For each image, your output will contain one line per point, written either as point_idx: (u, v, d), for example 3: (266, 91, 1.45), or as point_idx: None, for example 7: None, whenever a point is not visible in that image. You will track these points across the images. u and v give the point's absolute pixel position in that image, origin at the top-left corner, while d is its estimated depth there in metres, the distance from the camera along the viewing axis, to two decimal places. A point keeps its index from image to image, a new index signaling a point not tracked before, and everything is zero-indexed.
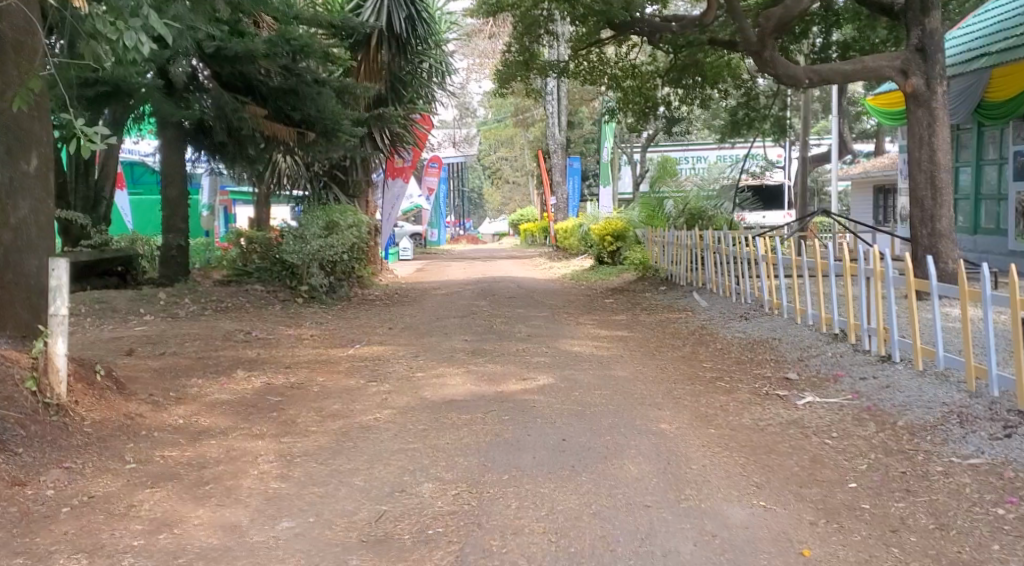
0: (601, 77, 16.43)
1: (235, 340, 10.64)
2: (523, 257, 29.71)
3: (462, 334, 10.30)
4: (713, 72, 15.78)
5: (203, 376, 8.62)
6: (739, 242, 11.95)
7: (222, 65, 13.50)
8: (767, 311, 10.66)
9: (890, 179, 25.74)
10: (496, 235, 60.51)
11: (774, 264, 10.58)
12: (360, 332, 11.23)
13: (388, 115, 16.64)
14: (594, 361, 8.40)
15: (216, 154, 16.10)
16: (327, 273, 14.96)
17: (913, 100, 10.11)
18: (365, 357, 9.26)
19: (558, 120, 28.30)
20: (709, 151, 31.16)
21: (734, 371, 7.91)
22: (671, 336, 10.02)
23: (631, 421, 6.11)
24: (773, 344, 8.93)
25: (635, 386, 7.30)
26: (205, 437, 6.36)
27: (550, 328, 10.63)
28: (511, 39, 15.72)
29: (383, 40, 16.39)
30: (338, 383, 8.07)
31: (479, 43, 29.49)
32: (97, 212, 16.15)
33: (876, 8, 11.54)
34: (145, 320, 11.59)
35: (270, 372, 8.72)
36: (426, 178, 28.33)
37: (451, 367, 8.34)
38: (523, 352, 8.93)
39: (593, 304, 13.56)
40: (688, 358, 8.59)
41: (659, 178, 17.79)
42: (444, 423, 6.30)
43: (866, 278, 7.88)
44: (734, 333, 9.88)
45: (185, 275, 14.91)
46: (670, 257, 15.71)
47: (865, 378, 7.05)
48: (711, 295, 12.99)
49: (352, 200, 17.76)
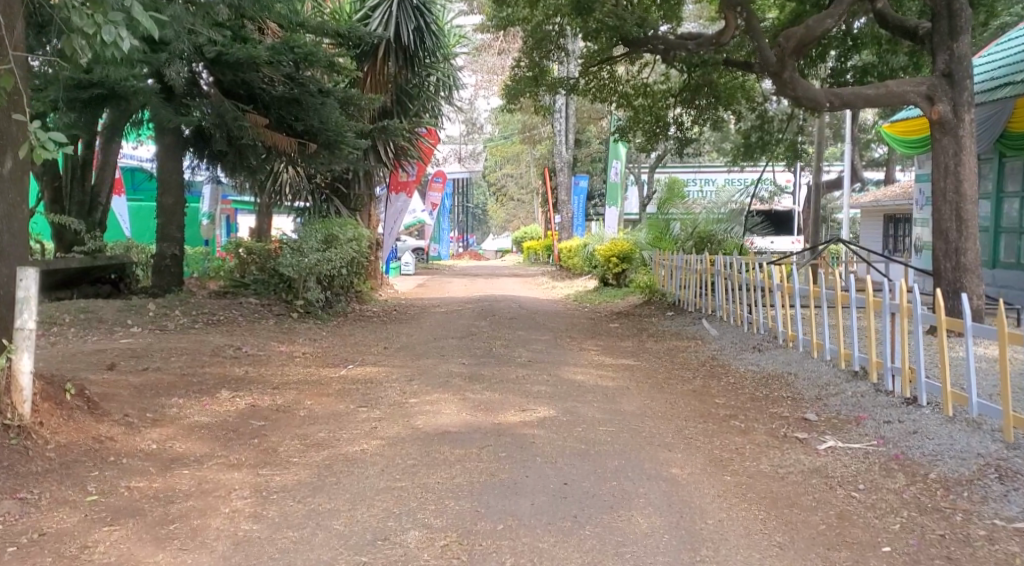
0: (612, 95, 16.06)
1: (224, 356, 10.19)
2: (526, 275, 29.25)
3: (460, 357, 9.85)
4: (727, 93, 15.37)
5: (184, 395, 8.16)
6: (752, 268, 11.49)
7: (223, 72, 13.09)
8: (781, 344, 10.21)
9: (901, 209, 25.39)
10: (500, 252, 59.98)
11: (790, 294, 10.13)
12: (354, 351, 10.76)
13: (392, 128, 15.98)
14: (599, 392, 7.91)
15: (215, 161, 15.69)
16: (324, 287, 14.52)
17: (939, 128, 9.65)
18: (357, 379, 8.78)
19: (565, 139, 27.90)
20: (718, 175, 30.77)
21: (747, 409, 7.43)
22: (680, 367, 9.55)
23: (640, 464, 5.65)
24: (789, 381, 8.49)
25: (643, 423, 6.82)
26: (178, 465, 5.91)
27: (553, 353, 10.14)
28: (521, 54, 15.30)
29: (390, 51, 16.11)
30: (326, 407, 7.59)
31: (488, 58, 29.12)
32: (93, 218, 15.69)
33: (900, 31, 11.10)
34: (131, 333, 11.14)
35: (256, 393, 8.24)
36: (430, 193, 27.90)
37: (446, 394, 7.86)
38: (525, 379, 8.45)
39: (597, 329, 13.07)
40: (699, 393, 8.10)
41: (669, 200, 17.39)
42: (436, 459, 5.82)
43: (892, 314, 7.42)
44: (747, 366, 9.42)
45: (179, 285, 14.41)
46: (678, 282, 15.23)
47: (889, 422, 6.60)
48: (721, 323, 12.51)
49: (353, 214, 17.33)
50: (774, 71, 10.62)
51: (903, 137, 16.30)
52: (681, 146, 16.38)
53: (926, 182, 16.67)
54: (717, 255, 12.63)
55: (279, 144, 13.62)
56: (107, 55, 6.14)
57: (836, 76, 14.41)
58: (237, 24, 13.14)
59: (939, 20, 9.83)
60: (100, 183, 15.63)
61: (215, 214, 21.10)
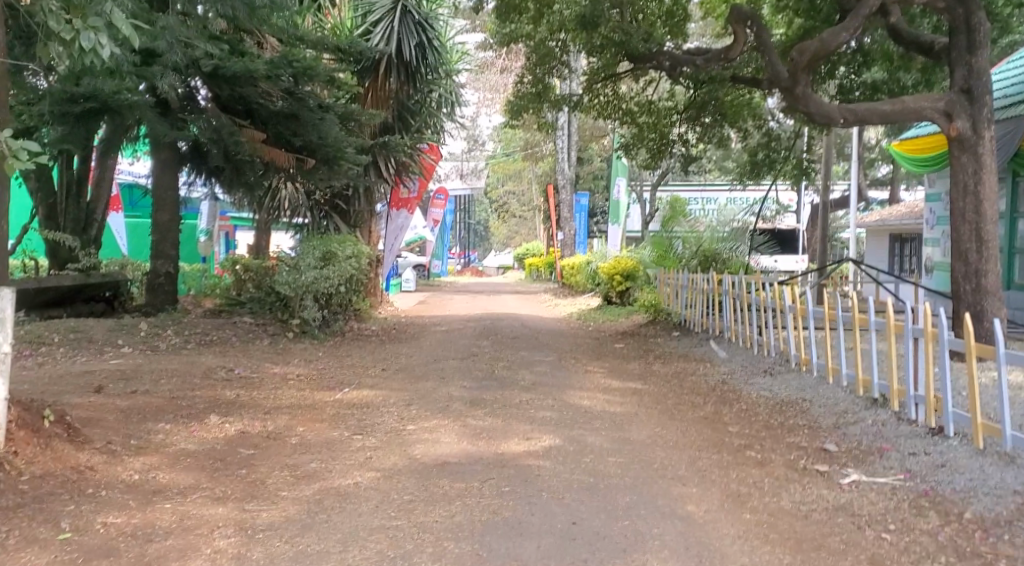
0: (616, 112, 15.75)
1: (216, 378, 9.84)
2: (528, 293, 28.89)
3: (460, 380, 9.49)
4: (733, 110, 15.07)
5: (172, 420, 7.79)
6: (761, 289, 11.14)
7: (220, 87, 12.76)
8: (793, 367, 9.86)
9: (908, 228, 25.06)
10: (501, 269, 59.59)
11: (803, 316, 9.78)
12: (351, 373, 10.39)
13: (393, 143, 15.78)
14: (606, 419, 7.53)
15: (212, 177, 15.40)
16: (322, 306, 14.18)
17: (958, 145, 9.32)
18: (354, 404, 8.41)
19: (568, 156, 27.56)
20: (722, 193, 30.44)
21: (763, 438, 7.07)
22: (690, 391, 9.18)
23: (653, 502, 5.30)
24: (804, 407, 8.14)
25: (654, 455, 6.44)
26: (160, 499, 5.56)
27: (558, 376, 9.77)
28: (524, 70, 15.00)
29: (392, 66, 15.88)
30: (320, 435, 7.23)
31: (490, 75, 28.85)
32: (89, 235, 15.30)
33: (915, 47, 10.79)
34: (121, 353, 10.81)
35: (247, 418, 7.88)
36: (432, 210, 27.57)
37: (445, 421, 7.48)
38: (529, 404, 8.08)
39: (603, 350, 12.69)
40: (711, 420, 7.73)
41: (673, 218, 17.09)
42: (434, 496, 5.46)
43: (915, 340, 7.07)
44: (759, 391, 9.06)
45: (173, 304, 14.07)
46: (683, 302, 14.88)
47: (915, 454, 6.25)
48: (730, 344, 12.15)
49: (353, 232, 17.00)
50: (786, 86, 10.30)
51: (911, 153, 15.95)
52: (687, 163, 16.05)
53: (936, 202, 16.29)
54: (726, 275, 12.29)
55: (277, 159, 13.40)
56: (84, 64, 5.80)
57: (846, 93, 14.11)
58: (234, 37, 12.82)
59: (958, 35, 9.53)
60: (96, 199, 15.24)
61: (213, 231, 20.75)
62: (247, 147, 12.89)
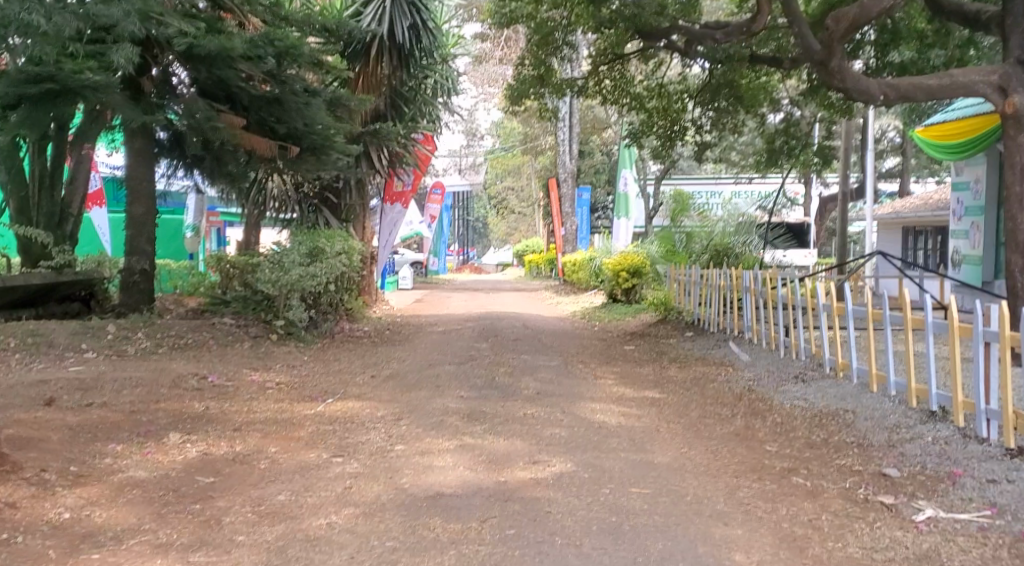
0: (623, 97, 14.69)
1: (186, 388, 8.85)
2: (529, 290, 27.89)
3: (457, 389, 8.48)
4: (748, 94, 14.07)
5: (125, 440, 6.77)
6: (787, 286, 10.13)
7: (199, 70, 11.65)
8: (828, 373, 8.85)
9: (923, 221, 24.04)
10: (500, 265, 58.52)
11: (842, 314, 8.78)
12: (335, 382, 9.38)
13: (385, 131, 14.76)
14: (625, 437, 6.54)
15: (192, 167, 14.35)
16: (308, 306, 13.13)
17: (1014, 123, 8.31)
18: (336, 419, 7.39)
19: (570, 148, 26.55)
20: (727, 186, 29.41)
21: (810, 461, 6.07)
22: (716, 401, 8.17)
23: (693, 551, 4.37)
24: (848, 421, 7.15)
25: (685, 483, 5.47)
26: (89, 548, 4.59)
27: (566, 384, 8.75)
28: (525, 53, 13.97)
29: (384, 49, 14.75)
30: (294, 458, 6.22)
31: (487, 66, 27.59)
32: (63, 231, 14.07)
33: (957, 17, 9.78)
34: (84, 360, 9.82)
35: (211, 437, 6.86)
36: (429, 205, 26.41)
37: (441, 440, 6.48)
38: (535, 420, 7.07)
39: (612, 352, 11.67)
40: (745, 438, 6.72)
41: (682, 211, 16.09)
42: (421, 544, 4.49)
43: (988, 346, 6.11)
44: (792, 402, 8.04)
45: (149, 304, 13.00)
46: (696, 298, 13.84)
47: (998, 481, 5.27)
48: (751, 346, 11.12)
49: (344, 226, 16.05)
50: (818, 60, 9.28)
51: (937, 140, 14.81)
52: (700, 151, 15.04)
53: (964, 191, 15.32)
54: (748, 270, 11.28)
55: (258, 147, 12.19)
56: None
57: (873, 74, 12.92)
58: (213, 16, 11.70)
59: None
60: (71, 192, 14.03)
61: (201, 227, 19.61)
62: (225, 132, 11.72)
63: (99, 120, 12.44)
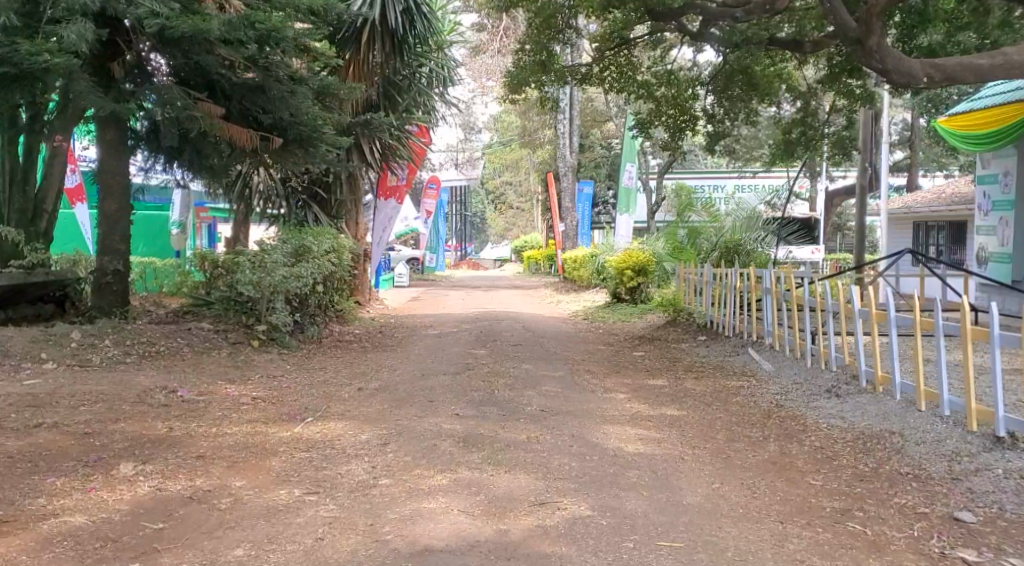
0: (629, 84, 13.73)
1: (151, 404, 7.96)
2: (528, 288, 26.93)
3: (452, 405, 7.61)
4: (764, 82, 13.26)
5: (67, 472, 5.88)
6: (816, 288, 9.17)
7: (174, 56, 10.64)
8: (864, 388, 7.82)
9: (937, 216, 23.14)
10: (498, 261, 57.59)
11: (881, 321, 7.85)
12: (317, 396, 8.48)
13: (377, 122, 13.82)
14: (646, 469, 5.67)
15: (169, 160, 13.36)
16: (292, 308, 12.17)
17: None
18: (313, 445, 6.49)
19: (569, 141, 25.62)
20: (730, 180, 28.49)
21: (864, 499, 5.18)
22: (743, 419, 7.28)
23: None
24: (898, 445, 6.27)
25: (723, 533, 4.67)
26: None
27: (573, 401, 7.86)
28: (526, 37, 13.00)
29: (376, 36, 13.66)
30: (261, 496, 5.35)
31: (485, 57, 26.60)
32: (38, 227, 12.81)
33: None
34: (42, 371, 8.92)
35: (170, 469, 5.96)
36: (425, 201, 25.42)
37: (431, 473, 5.61)
38: (541, 447, 6.17)
39: (620, 359, 10.76)
40: (784, 468, 5.83)
41: (689, 206, 14.90)
42: None
43: None
44: (828, 421, 7.14)
45: (124, 308, 11.86)
46: (709, 299, 12.89)
47: None
48: (772, 352, 10.18)
49: (334, 222, 15.24)
50: (854, 38, 8.40)
51: (962, 131, 13.93)
52: (711, 142, 14.12)
53: (992, 184, 14.42)
54: (769, 270, 10.32)
55: (238, 137, 11.11)
56: None
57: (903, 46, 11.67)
58: None
59: None
60: (46, 187, 12.77)
61: (187, 223, 18.52)
62: (203, 122, 10.60)
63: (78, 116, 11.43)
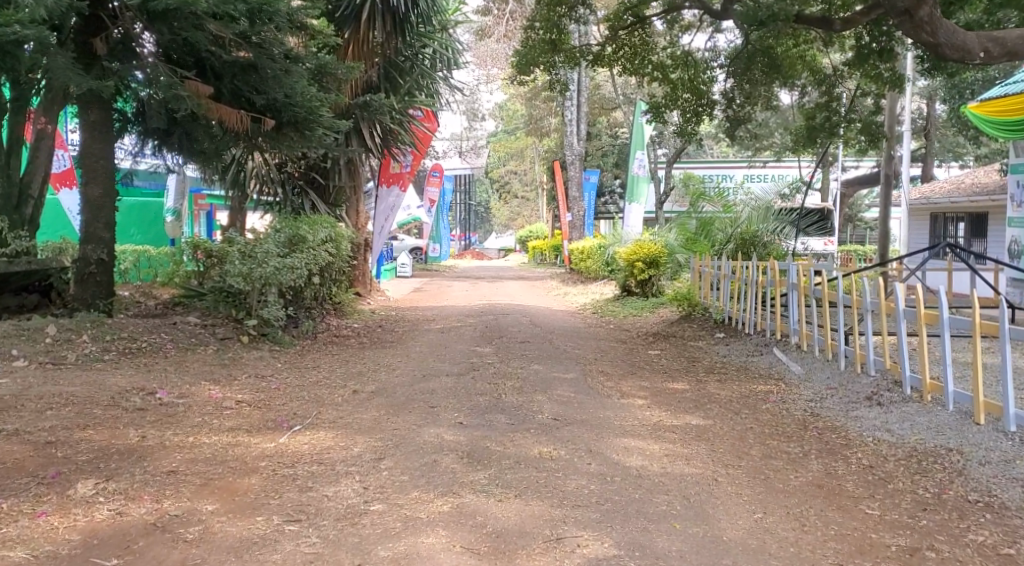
0: (643, 66, 12.92)
1: (126, 407, 7.22)
2: (533, 280, 26.16)
3: (455, 413, 6.88)
4: (786, 63, 12.47)
5: (17, 491, 5.15)
6: (853, 284, 8.36)
7: (161, 32, 9.77)
8: (910, 396, 7.07)
9: (957, 207, 22.31)
10: (502, 251, 56.71)
11: (930, 321, 7.02)
12: (308, 400, 7.77)
13: (376, 103, 13.20)
14: (677, 493, 4.97)
15: (157, 143, 12.61)
16: (286, 302, 11.43)
17: None
18: (299, 460, 5.78)
19: (576, 128, 25.09)
20: (739, 170, 27.70)
21: (933, 535, 4.49)
22: (777, 432, 6.55)
23: None
24: (959, 464, 5.56)
25: None
26: None
27: (587, 407, 7.14)
28: (535, 14, 12.21)
29: (376, 13, 12.80)
30: (237, 523, 4.67)
31: (490, 42, 25.79)
32: (22, 214, 11.86)
33: None
34: (11, 369, 8.20)
35: (137, 485, 5.26)
36: (428, 188, 24.67)
37: (430, 496, 4.92)
38: (555, 465, 5.46)
39: (636, 359, 10.03)
40: (832, 494, 5.10)
41: (701, 195, 14.26)
42: None
43: None
44: (873, 434, 6.41)
45: (109, 301, 10.99)
46: (728, 294, 12.10)
47: None
48: (799, 353, 9.43)
49: (333, 210, 14.57)
50: (897, 10, 7.69)
51: (993, 116, 13.10)
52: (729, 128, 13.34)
53: None
54: (795, 264, 9.53)
55: (228, 119, 10.22)
56: None
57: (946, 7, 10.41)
58: None
59: None
60: (31, 172, 11.82)
61: (182, 210, 17.71)
62: (191, 103, 9.67)
63: (58, 96, 10.59)
